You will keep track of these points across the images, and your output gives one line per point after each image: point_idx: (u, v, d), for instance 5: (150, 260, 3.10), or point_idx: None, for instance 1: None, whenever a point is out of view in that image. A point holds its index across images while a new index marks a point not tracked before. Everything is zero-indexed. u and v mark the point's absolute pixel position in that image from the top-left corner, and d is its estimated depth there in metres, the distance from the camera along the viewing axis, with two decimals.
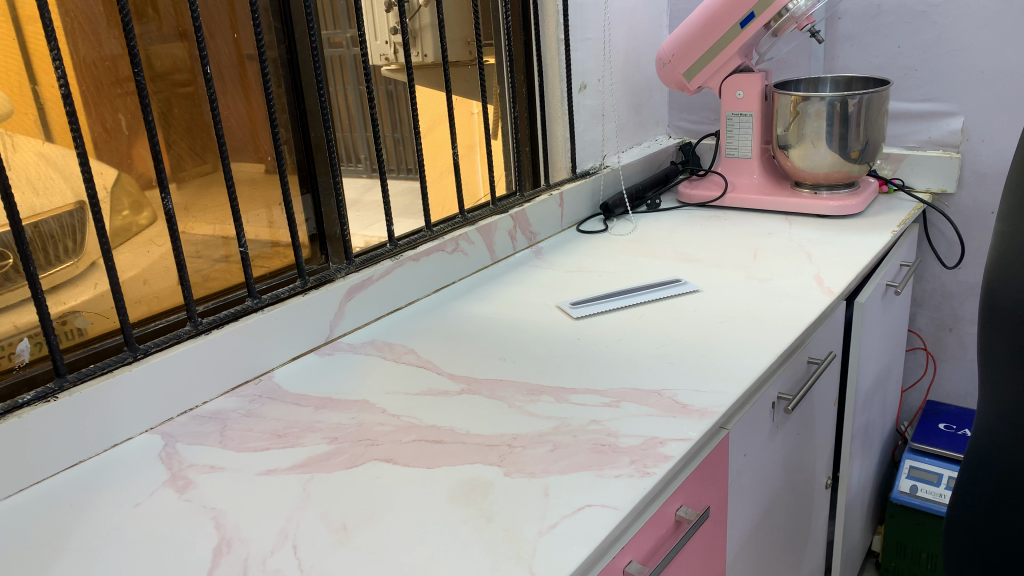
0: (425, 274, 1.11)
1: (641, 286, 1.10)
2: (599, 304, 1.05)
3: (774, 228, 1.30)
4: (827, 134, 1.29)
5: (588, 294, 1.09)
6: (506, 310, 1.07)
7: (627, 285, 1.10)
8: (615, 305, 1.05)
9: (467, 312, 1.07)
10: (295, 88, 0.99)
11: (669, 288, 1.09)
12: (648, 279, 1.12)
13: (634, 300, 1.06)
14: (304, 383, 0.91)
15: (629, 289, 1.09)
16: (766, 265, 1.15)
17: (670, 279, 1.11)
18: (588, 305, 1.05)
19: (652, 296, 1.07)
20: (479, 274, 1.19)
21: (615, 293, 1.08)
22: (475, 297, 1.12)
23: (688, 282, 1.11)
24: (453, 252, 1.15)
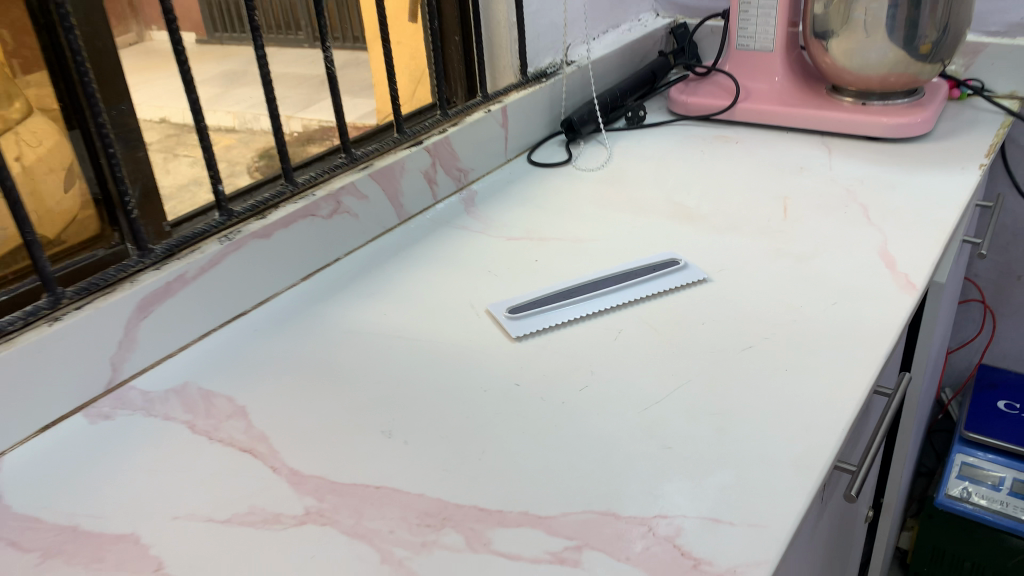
0: (284, 257, 0.72)
1: (620, 273, 0.71)
2: (552, 309, 0.67)
3: (807, 158, 0.91)
4: (890, 19, 0.87)
5: (537, 287, 0.70)
6: (407, 315, 0.69)
7: (599, 271, 0.72)
8: (577, 311, 0.67)
9: (345, 323, 0.68)
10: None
11: (661, 278, 0.70)
12: (632, 260, 0.73)
13: (605, 300, 0.68)
14: (45, 488, 0.53)
15: (602, 280, 0.70)
16: (804, 228, 0.76)
17: (663, 259, 0.73)
18: (537, 312, 0.67)
19: (632, 293, 0.69)
20: (377, 245, 0.80)
21: (578, 287, 0.69)
22: (363, 290, 0.73)
23: (691, 264, 0.72)
24: (329, 217, 0.75)
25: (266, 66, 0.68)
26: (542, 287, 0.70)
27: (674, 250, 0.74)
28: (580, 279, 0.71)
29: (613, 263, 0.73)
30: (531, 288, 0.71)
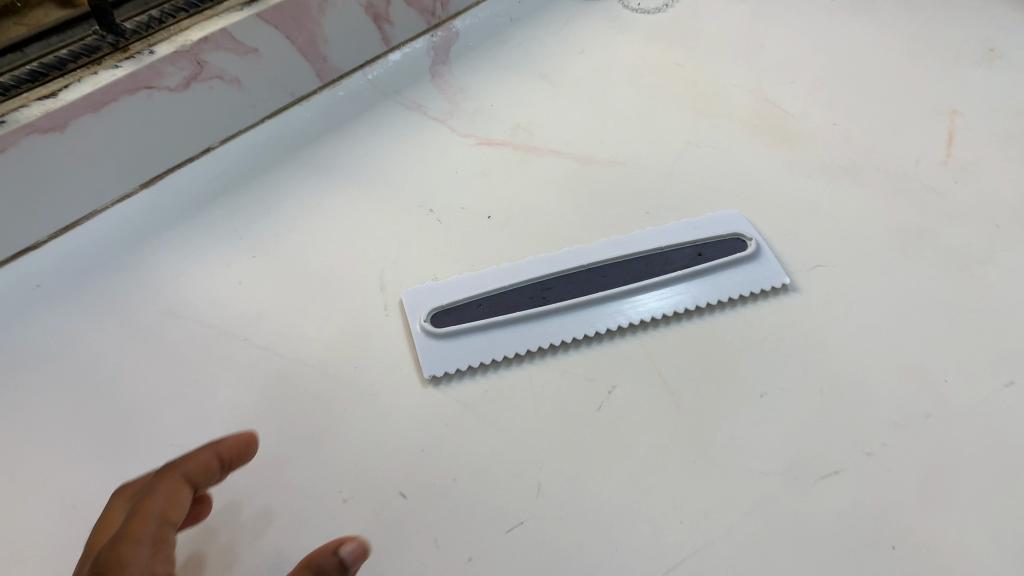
0: (101, 166, 0.44)
1: (640, 263, 0.41)
2: (503, 330, 0.39)
3: (1003, 30, 0.55)
4: None
5: (493, 273, 0.41)
6: (274, 293, 0.42)
7: (606, 253, 0.42)
8: (543, 335, 0.39)
9: (172, 297, 0.42)
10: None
11: (707, 283, 0.40)
12: (668, 235, 0.43)
13: (598, 318, 0.39)
14: None
15: (605, 276, 0.41)
16: (976, 193, 0.44)
17: (722, 239, 0.42)
18: (478, 334, 0.39)
19: (649, 309, 0.39)
20: (277, 130, 0.51)
21: (562, 288, 0.40)
22: (229, 227, 0.46)
23: (768, 256, 0.41)
24: (185, 89, 0.46)
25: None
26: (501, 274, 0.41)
27: (743, 217, 0.43)
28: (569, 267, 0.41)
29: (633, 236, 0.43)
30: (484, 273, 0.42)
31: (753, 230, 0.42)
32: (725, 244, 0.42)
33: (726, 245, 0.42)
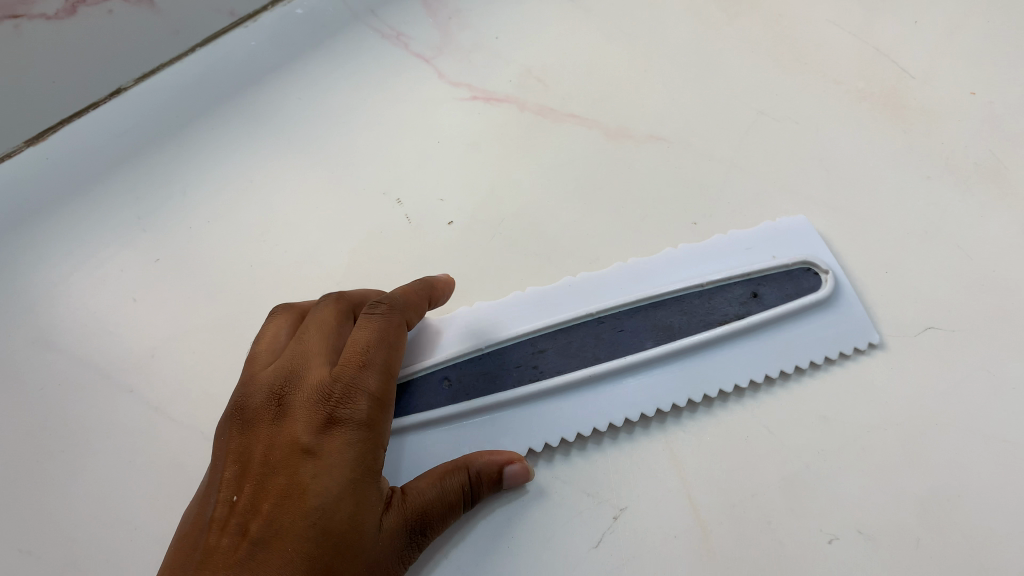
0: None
1: (669, 310, 0.29)
2: (473, 422, 0.27)
3: None
4: None
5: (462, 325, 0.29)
6: (178, 321, 0.31)
7: (621, 294, 0.29)
8: (529, 429, 0.27)
9: (45, 317, 0.32)
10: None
11: (760, 350, 0.28)
12: (708, 265, 0.30)
13: (604, 404, 0.28)
14: None
15: (617, 330, 0.28)
16: None
17: (785, 270, 0.29)
18: (438, 430, 0.27)
19: (678, 390, 0.28)
20: (209, 65, 0.38)
21: (557, 352, 0.28)
22: (132, 211, 0.34)
23: (849, 301, 0.29)
24: (68, 15, 0.33)
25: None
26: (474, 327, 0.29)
27: (817, 232, 0.31)
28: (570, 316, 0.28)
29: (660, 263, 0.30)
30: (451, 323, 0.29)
31: (833, 260, 0.30)
32: (789, 278, 0.29)
33: (792, 280, 0.29)
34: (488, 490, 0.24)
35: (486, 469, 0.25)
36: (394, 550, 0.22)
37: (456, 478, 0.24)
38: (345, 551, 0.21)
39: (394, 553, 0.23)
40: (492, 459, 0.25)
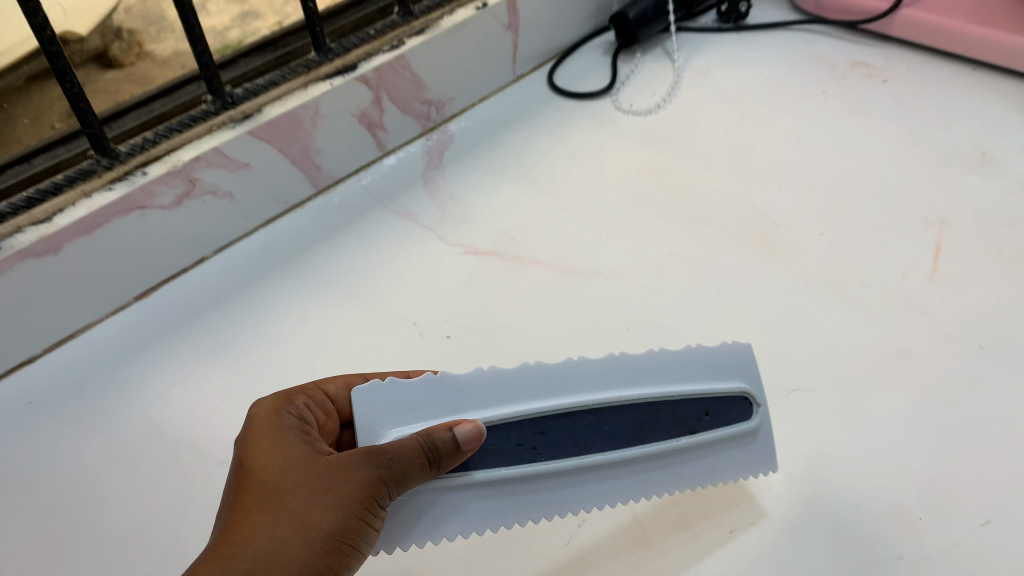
0: (95, 282, 0.46)
1: (641, 409, 0.34)
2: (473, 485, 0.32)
3: (997, 132, 0.54)
4: None
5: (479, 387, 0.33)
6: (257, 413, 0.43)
7: (613, 391, 0.34)
8: (517, 492, 0.33)
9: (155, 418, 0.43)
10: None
11: (700, 454, 0.34)
12: (677, 369, 0.34)
13: (576, 489, 0.33)
14: None
15: (597, 421, 0.33)
16: (957, 309, 0.44)
17: (730, 396, 0.35)
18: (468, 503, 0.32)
19: (632, 481, 0.34)
20: (271, 234, 0.52)
21: (554, 434, 0.33)
22: (216, 342, 0.47)
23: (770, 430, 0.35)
24: (177, 206, 0.47)
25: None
26: (492, 391, 0.33)
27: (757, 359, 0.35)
28: (577, 404, 0.33)
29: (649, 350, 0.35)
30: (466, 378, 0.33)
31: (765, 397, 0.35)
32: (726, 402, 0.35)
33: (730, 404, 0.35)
34: (442, 443, 0.30)
35: (438, 433, 0.31)
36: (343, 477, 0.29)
37: (415, 439, 0.30)
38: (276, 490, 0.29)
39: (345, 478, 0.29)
40: (444, 429, 0.31)
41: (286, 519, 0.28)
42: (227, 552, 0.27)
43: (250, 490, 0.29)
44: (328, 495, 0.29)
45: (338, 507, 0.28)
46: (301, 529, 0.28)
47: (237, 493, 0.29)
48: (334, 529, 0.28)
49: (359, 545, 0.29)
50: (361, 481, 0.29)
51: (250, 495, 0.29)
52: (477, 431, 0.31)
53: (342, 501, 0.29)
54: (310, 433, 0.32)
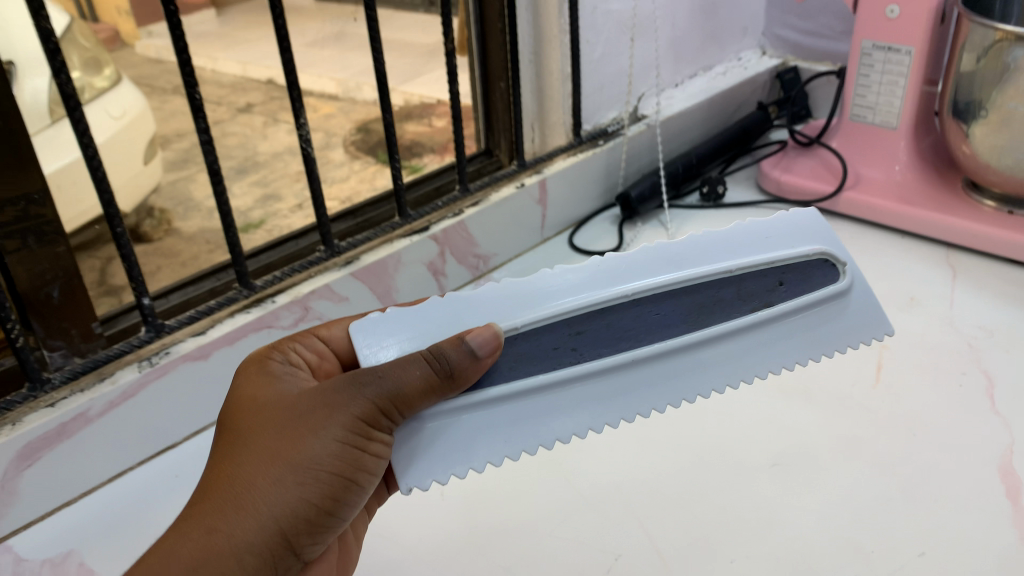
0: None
1: (704, 291, 0.45)
2: (509, 401, 0.42)
3: (920, 283, 0.70)
4: None
5: (501, 299, 0.44)
6: None
7: (666, 270, 0.45)
8: (576, 393, 0.43)
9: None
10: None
11: (776, 322, 0.46)
12: (743, 245, 0.47)
13: (659, 374, 0.44)
14: None
15: (657, 309, 0.45)
16: (893, 406, 0.57)
17: (806, 259, 0.47)
18: (479, 427, 0.41)
19: (710, 357, 0.44)
20: None
21: (589, 333, 0.44)
22: None
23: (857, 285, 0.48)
24: (293, 327, 0.61)
25: (206, 127, 0.55)
26: (514, 305, 0.44)
27: (823, 226, 0.48)
28: (604, 298, 0.44)
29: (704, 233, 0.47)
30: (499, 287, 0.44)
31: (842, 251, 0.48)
32: (808, 263, 0.48)
33: (814, 263, 0.48)
34: (450, 350, 0.39)
35: (444, 346, 0.40)
36: (324, 403, 0.38)
37: (411, 356, 0.39)
38: (261, 424, 0.38)
39: (326, 403, 0.38)
40: (454, 340, 0.40)
41: (272, 440, 0.38)
42: (236, 471, 0.37)
43: (261, 419, 0.39)
44: (324, 420, 0.38)
45: (333, 428, 0.38)
46: (298, 450, 0.37)
47: (252, 420, 0.39)
48: (327, 447, 0.38)
49: (353, 460, 0.38)
50: (358, 405, 0.38)
51: (262, 423, 0.39)
52: (491, 338, 0.40)
53: (335, 423, 0.38)
54: (292, 383, 0.43)
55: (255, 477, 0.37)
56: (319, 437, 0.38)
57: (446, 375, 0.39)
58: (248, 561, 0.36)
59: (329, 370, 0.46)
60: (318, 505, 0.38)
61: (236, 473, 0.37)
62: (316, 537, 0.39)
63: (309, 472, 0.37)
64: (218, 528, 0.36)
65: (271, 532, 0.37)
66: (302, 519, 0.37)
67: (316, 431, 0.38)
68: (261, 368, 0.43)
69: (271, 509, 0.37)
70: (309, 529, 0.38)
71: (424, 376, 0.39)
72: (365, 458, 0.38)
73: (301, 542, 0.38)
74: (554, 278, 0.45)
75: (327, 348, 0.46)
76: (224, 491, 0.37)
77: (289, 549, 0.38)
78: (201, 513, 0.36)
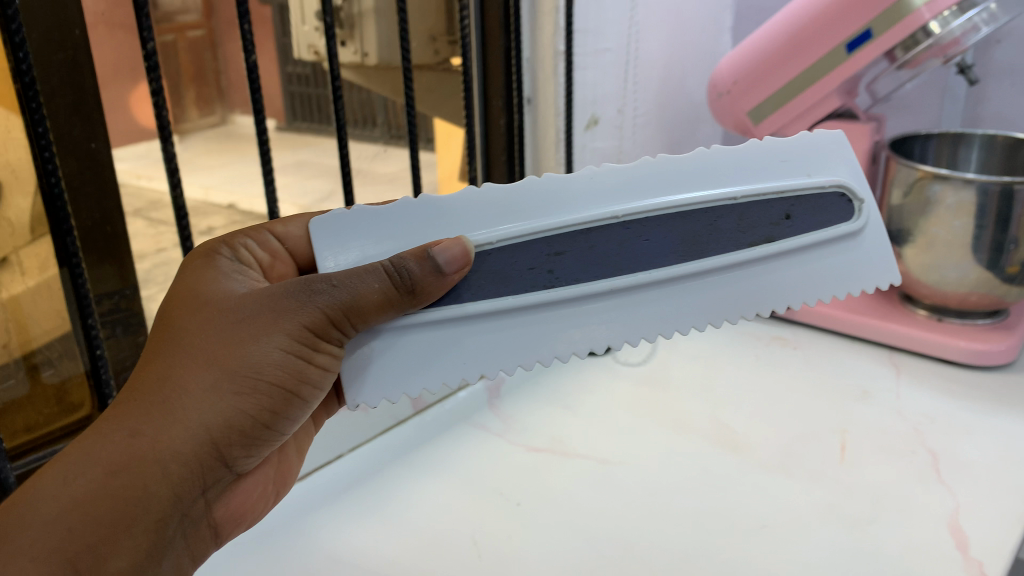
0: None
1: (702, 220, 0.52)
2: (476, 320, 0.49)
3: (870, 379, 0.82)
4: (974, 239, 0.80)
5: (488, 212, 0.50)
6: (398, 547, 0.62)
7: (665, 196, 0.51)
8: (546, 317, 0.50)
9: (328, 553, 0.62)
10: (77, 103, 0.55)
11: (773, 257, 0.53)
12: (758, 177, 0.53)
13: (627, 304, 0.51)
14: None
15: (650, 236, 0.51)
16: (858, 477, 0.67)
17: (819, 190, 0.54)
18: (457, 351, 0.49)
19: (687, 293, 0.51)
20: (383, 440, 0.75)
21: (570, 255, 0.50)
22: (360, 507, 0.66)
23: (869, 223, 0.55)
24: None
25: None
26: (497, 216, 0.50)
27: (841, 165, 0.55)
28: (594, 219, 0.50)
29: (732, 155, 0.53)
30: (491, 194, 0.50)
31: (861, 189, 0.55)
32: (823, 198, 0.54)
33: (828, 197, 0.55)
34: (408, 263, 0.46)
35: (403, 258, 0.46)
36: (270, 311, 0.45)
37: (369, 266, 0.46)
38: (198, 326, 0.45)
39: (272, 312, 0.45)
40: (416, 252, 0.46)
41: (206, 345, 0.45)
42: (173, 377, 0.44)
43: (204, 323, 0.45)
44: (270, 331, 0.45)
45: (276, 340, 0.45)
46: (237, 359, 0.45)
47: (195, 322, 0.46)
48: (268, 356, 0.45)
49: (290, 367, 0.46)
50: (308, 316, 0.45)
51: (203, 324, 0.45)
52: (459, 251, 0.47)
53: (280, 334, 0.45)
54: (244, 279, 0.50)
55: (190, 386, 0.44)
56: (260, 346, 0.45)
57: (406, 289, 0.46)
58: (175, 460, 0.44)
59: (278, 268, 0.55)
60: (250, 413, 0.46)
61: (174, 379, 0.44)
62: (246, 442, 0.47)
63: (246, 382, 0.45)
64: (148, 430, 0.43)
65: (201, 435, 0.45)
66: (233, 425, 0.46)
67: (257, 338, 0.45)
68: (214, 267, 0.50)
69: (204, 416, 0.44)
70: (240, 435, 0.46)
71: (382, 291, 0.46)
72: (306, 369, 0.46)
73: (231, 448, 0.47)
74: (552, 193, 0.51)
75: (280, 247, 0.55)
76: (161, 397, 0.44)
77: (219, 450, 0.46)
78: (129, 414, 0.43)
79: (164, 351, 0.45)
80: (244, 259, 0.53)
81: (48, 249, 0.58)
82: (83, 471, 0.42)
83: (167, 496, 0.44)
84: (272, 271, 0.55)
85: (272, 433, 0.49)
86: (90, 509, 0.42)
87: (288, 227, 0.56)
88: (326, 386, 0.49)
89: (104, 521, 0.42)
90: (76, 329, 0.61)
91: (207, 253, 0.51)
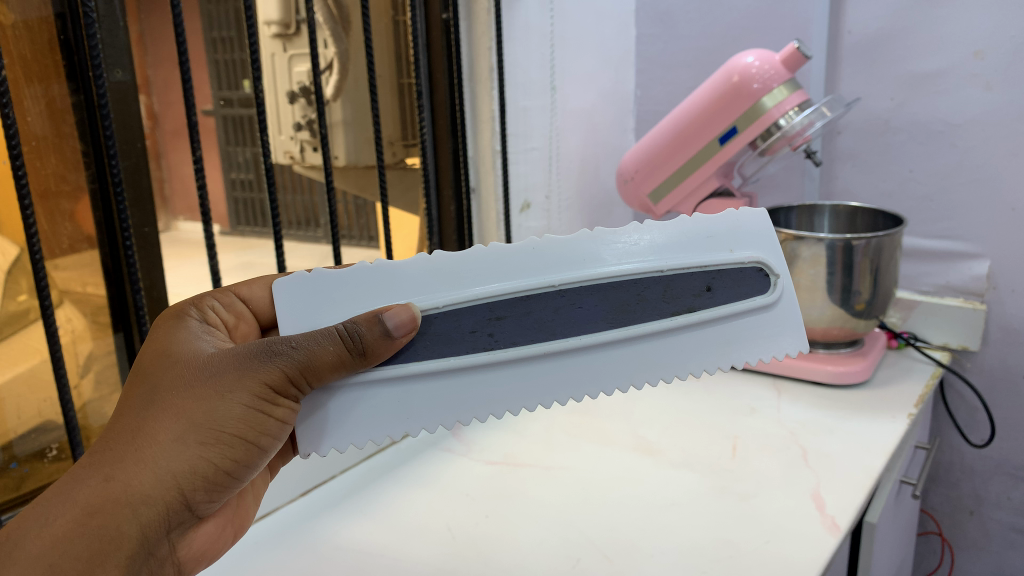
0: (290, 476, 0.84)
1: (630, 289, 0.58)
2: (421, 377, 0.56)
3: (758, 399, 1.03)
4: (826, 285, 1.02)
5: (435, 280, 0.57)
6: (392, 535, 0.78)
7: (598, 268, 0.58)
8: (483, 377, 0.57)
9: (336, 538, 0.78)
10: (139, 200, 0.75)
11: (691, 326, 0.59)
12: (685, 252, 0.59)
13: (557, 363, 0.57)
14: None
15: (583, 303, 0.58)
16: (745, 467, 0.87)
17: (741, 265, 0.60)
18: (411, 408, 0.56)
19: (609, 356, 0.58)
20: (368, 463, 0.93)
21: (508, 320, 0.57)
22: (356, 510, 0.82)
23: (783, 296, 0.61)
24: None
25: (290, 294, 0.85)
26: (443, 284, 0.57)
27: (764, 237, 0.61)
28: (531, 288, 0.57)
29: (663, 233, 0.60)
30: (440, 264, 0.57)
31: (777, 264, 0.61)
32: (742, 271, 0.60)
33: (748, 271, 0.60)
34: (368, 325, 0.52)
35: (362, 322, 0.53)
36: (235, 372, 0.52)
37: (328, 329, 0.53)
38: (169, 386, 0.52)
39: (237, 372, 0.52)
40: (379, 314, 0.53)
41: (174, 402, 0.51)
42: (145, 428, 0.50)
43: (176, 379, 0.52)
44: (235, 388, 0.52)
45: (240, 395, 0.52)
46: (205, 412, 0.51)
47: (168, 379, 0.52)
48: (233, 411, 0.52)
49: (248, 420, 0.52)
50: (269, 374, 0.52)
51: (175, 381, 0.52)
52: (409, 317, 0.53)
53: (242, 391, 0.52)
54: (211, 337, 0.57)
55: (159, 437, 0.50)
56: (225, 400, 0.52)
57: (358, 351, 0.53)
58: (145, 503, 0.50)
59: (243, 329, 0.63)
60: (213, 461, 0.52)
61: (147, 430, 0.50)
62: (210, 490, 0.53)
63: (211, 433, 0.51)
64: (120, 475, 0.49)
65: (168, 481, 0.51)
66: (199, 472, 0.52)
67: (220, 396, 0.52)
68: (184, 328, 0.57)
69: (171, 463, 0.50)
70: (205, 482, 0.52)
71: (336, 352, 0.53)
72: (266, 421, 0.53)
73: (196, 494, 0.52)
74: (497, 264, 0.57)
75: (244, 309, 0.64)
76: (133, 444, 0.50)
77: (184, 496, 0.52)
78: (101, 462, 0.49)
79: (139, 403, 0.52)
80: (211, 319, 0.60)
81: (76, 309, 0.77)
82: (63, 511, 0.48)
83: (136, 538, 0.50)
84: (237, 330, 0.63)
85: (233, 483, 0.55)
86: (67, 546, 0.47)
87: (253, 291, 0.64)
88: (285, 438, 0.55)
89: (82, 556, 0.47)
90: (124, 373, 0.81)
91: (178, 317, 0.59)
